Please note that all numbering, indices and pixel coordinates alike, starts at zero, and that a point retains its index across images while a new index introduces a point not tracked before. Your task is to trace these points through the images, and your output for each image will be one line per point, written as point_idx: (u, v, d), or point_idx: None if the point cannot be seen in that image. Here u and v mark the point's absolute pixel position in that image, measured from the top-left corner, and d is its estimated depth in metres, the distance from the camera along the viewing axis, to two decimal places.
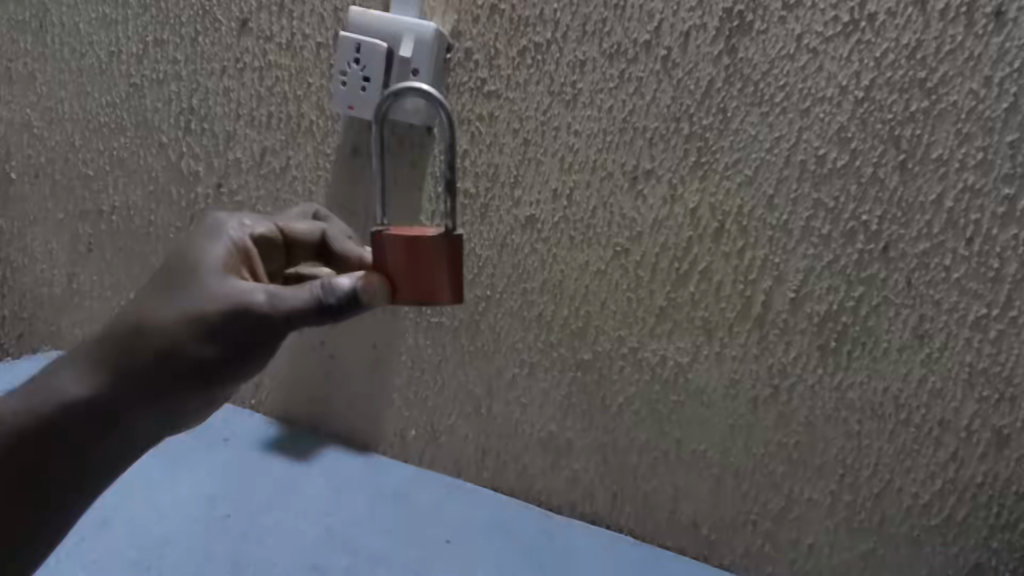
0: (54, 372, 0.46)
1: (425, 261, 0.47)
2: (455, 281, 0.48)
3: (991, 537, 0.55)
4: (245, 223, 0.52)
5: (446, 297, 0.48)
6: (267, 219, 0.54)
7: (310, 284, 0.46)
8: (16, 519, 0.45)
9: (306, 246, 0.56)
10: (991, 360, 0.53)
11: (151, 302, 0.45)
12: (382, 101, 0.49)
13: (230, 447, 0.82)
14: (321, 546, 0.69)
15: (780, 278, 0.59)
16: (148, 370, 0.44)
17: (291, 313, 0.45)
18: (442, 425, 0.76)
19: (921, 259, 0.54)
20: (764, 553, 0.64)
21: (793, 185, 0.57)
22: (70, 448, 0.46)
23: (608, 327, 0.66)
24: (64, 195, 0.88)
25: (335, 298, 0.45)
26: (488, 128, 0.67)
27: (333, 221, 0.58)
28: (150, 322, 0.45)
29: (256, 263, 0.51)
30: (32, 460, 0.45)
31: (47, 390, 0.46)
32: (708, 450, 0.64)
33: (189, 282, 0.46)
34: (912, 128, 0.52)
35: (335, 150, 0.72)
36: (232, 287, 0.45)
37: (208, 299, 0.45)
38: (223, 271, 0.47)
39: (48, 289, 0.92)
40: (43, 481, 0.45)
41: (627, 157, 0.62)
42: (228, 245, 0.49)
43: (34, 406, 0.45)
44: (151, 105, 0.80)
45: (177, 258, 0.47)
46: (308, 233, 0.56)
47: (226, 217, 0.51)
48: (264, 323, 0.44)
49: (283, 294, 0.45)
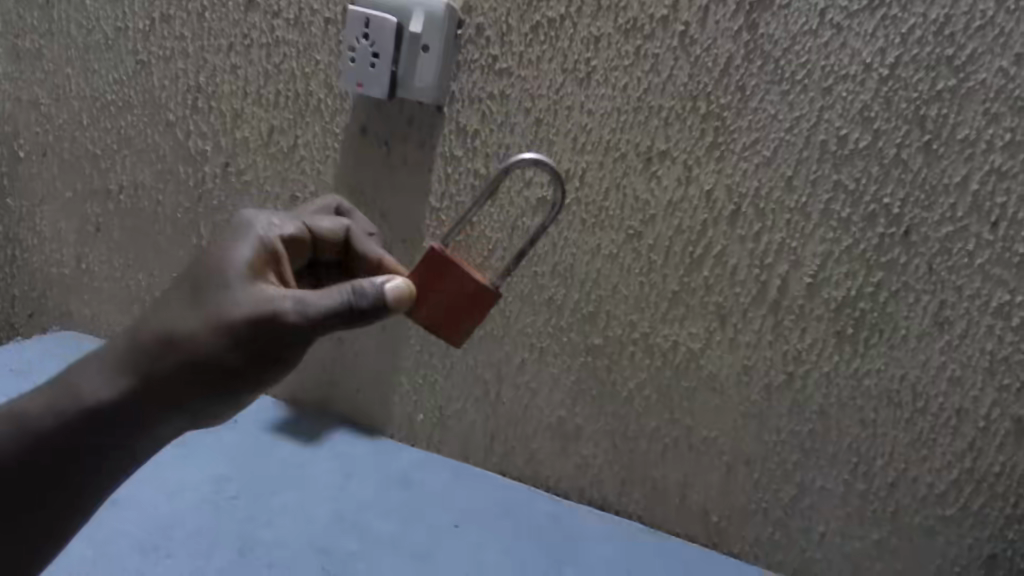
0: (86, 369, 0.46)
1: (458, 298, 0.51)
2: (470, 330, 0.52)
3: (1007, 527, 0.55)
4: (272, 222, 0.51)
5: (450, 340, 0.52)
6: (294, 218, 0.53)
7: (338, 287, 0.45)
8: (34, 515, 0.45)
9: (332, 244, 0.56)
10: (1013, 348, 0.53)
11: (180, 308, 0.45)
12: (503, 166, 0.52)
13: (239, 428, 0.81)
14: (330, 530, 0.68)
15: (797, 262, 0.57)
16: (174, 373, 0.45)
17: (320, 319, 0.44)
18: (450, 409, 0.75)
19: (943, 244, 0.53)
20: (775, 541, 0.64)
21: (813, 167, 0.55)
22: (94, 448, 0.45)
23: (620, 311, 0.65)
24: (72, 174, 0.87)
25: (364, 305, 0.44)
26: (499, 107, 0.65)
27: (357, 217, 0.58)
28: (179, 329, 0.45)
29: (283, 262, 0.50)
30: (60, 457, 0.45)
31: (80, 389, 0.46)
32: (720, 437, 0.64)
33: (218, 287, 0.45)
34: (938, 107, 0.51)
35: (345, 128, 0.71)
36: (260, 294, 0.45)
37: (235, 307, 0.44)
38: (249, 276, 0.46)
39: (57, 270, 0.92)
40: (70, 483, 0.45)
41: (642, 137, 0.60)
42: (254, 247, 0.48)
43: (62, 403, 0.45)
44: (158, 83, 0.79)
45: (206, 260, 0.47)
46: (333, 230, 0.56)
47: (254, 216, 0.51)
48: (293, 332, 0.44)
49: (310, 300, 0.44)
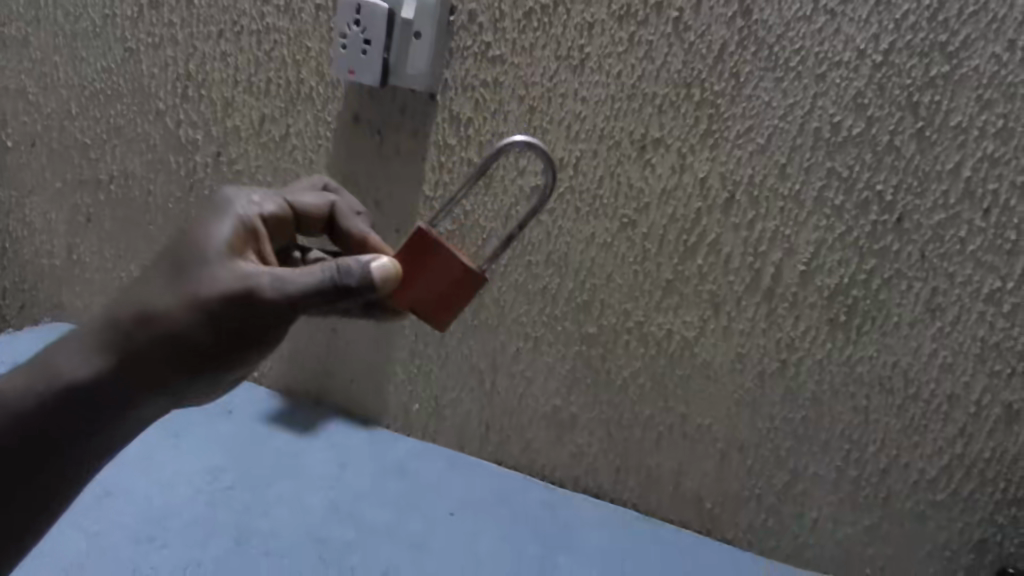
0: (62, 349, 0.46)
1: (443, 281, 0.51)
2: (456, 315, 0.52)
3: (997, 512, 0.56)
4: (253, 200, 0.51)
5: (436, 323, 0.52)
6: (276, 195, 0.53)
7: (321, 265, 0.45)
8: (19, 500, 0.45)
9: (316, 220, 0.56)
10: (1004, 334, 0.53)
11: (156, 285, 0.45)
12: (487, 159, 0.51)
13: (233, 418, 0.81)
14: (327, 519, 0.69)
15: (790, 250, 0.58)
16: (152, 350, 0.45)
17: (299, 297, 0.44)
18: (445, 399, 0.75)
19: (936, 231, 0.53)
20: (768, 527, 0.64)
21: (806, 154, 0.55)
22: (81, 432, 0.46)
23: (614, 300, 0.65)
24: (61, 164, 0.86)
25: (346, 284, 0.44)
26: (492, 95, 0.64)
27: (342, 194, 0.58)
28: (155, 305, 0.45)
29: (264, 241, 0.50)
30: (44, 438, 0.45)
31: (54, 368, 0.45)
32: (714, 425, 0.64)
33: (195, 263, 0.45)
34: (931, 94, 0.51)
35: (337, 116, 0.70)
36: (237, 271, 0.45)
37: (212, 283, 0.44)
38: (228, 253, 0.46)
39: (48, 261, 0.91)
40: (55, 465, 0.45)
41: (636, 125, 0.60)
42: (234, 224, 0.48)
43: (39, 385, 0.45)
44: (147, 71, 0.78)
45: (185, 238, 0.46)
46: (317, 206, 0.56)
47: (234, 193, 0.50)
48: (271, 309, 0.44)
49: (290, 278, 0.44)
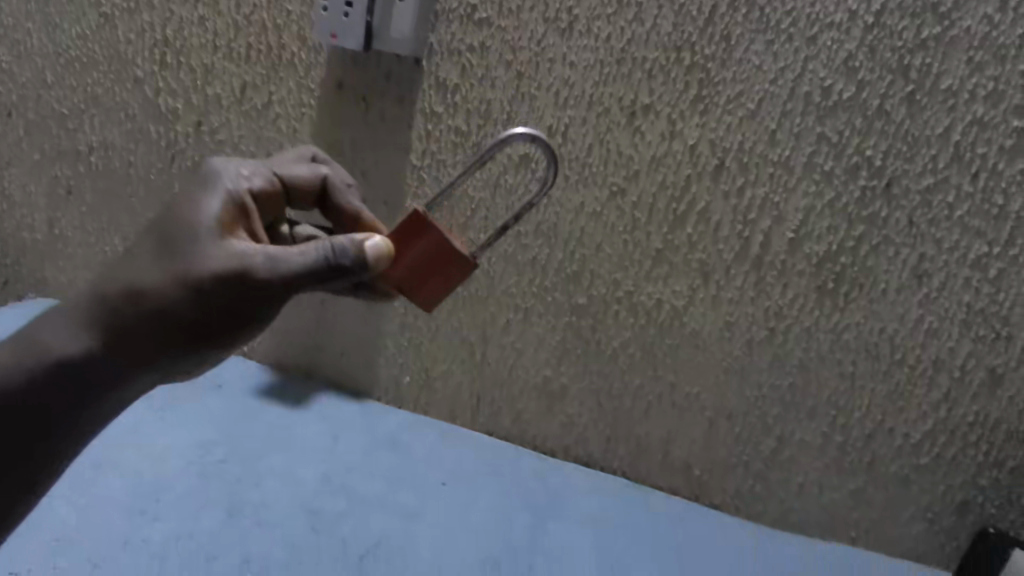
0: (50, 324, 0.46)
1: (432, 265, 0.50)
2: (442, 298, 0.52)
3: (978, 474, 0.57)
4: (243, 173, 0.50)
5: (421, 304, 0.52)
6: (265, 168, 0.52)
7: (314, 245, 0.45)
8: (18, 471, 0.45)
9: (307, 192, 0.55)
10: (989, 300, 0.54)
11: (146, 263, 0.45)
12: (485, 147, 0.50)
13: (223, 394, 0.80)
14: (319, 491, 0.69)
15: (779, 217, 0.57)
16: (142, 328, 0.44)
17: (292, 277, 0.44)
18: (436, 371, 0.75)
19: (924, 196, 0.53)
20: (755, 492, 0.65)
21: (797, 119, 0.55)
22: (71, 407, 0.46)
23: (604, 270, 0.65)
24: (38, 135, 0.84)
25: (341, 263, 0.45)
26: (479, 60, 0.63)
27: (334, 166, 0.57)
28: (145, 283, 0.44)
29: (254, 217, 0.49)
30: (33, 412, 0.45)
31: (43, 343, 0.45)
32: (702, 393, 0.64)
33: (185, 240, 0.45)
34: (923, 56, 0.51)
35: (320, 83, 0.69)
36: (230, 250, 0.44)
37: (205, 262, 0.44)
38: (219, 231, 0.45)
39: (28, 235, 0.89)
40: (46, 439, 0.45)
41: (625, 91, 0.59)
42: (225, 199, 0.47)
43: (28, 360, 0.45)
44: (123, 37, 0.76)
45: (174, 214, 0.46)
46: (308, 179, 0.55)
47: (223, 166, 0.49)
48: (265, 290, 0.44)
49: (285, 258, 0.44)
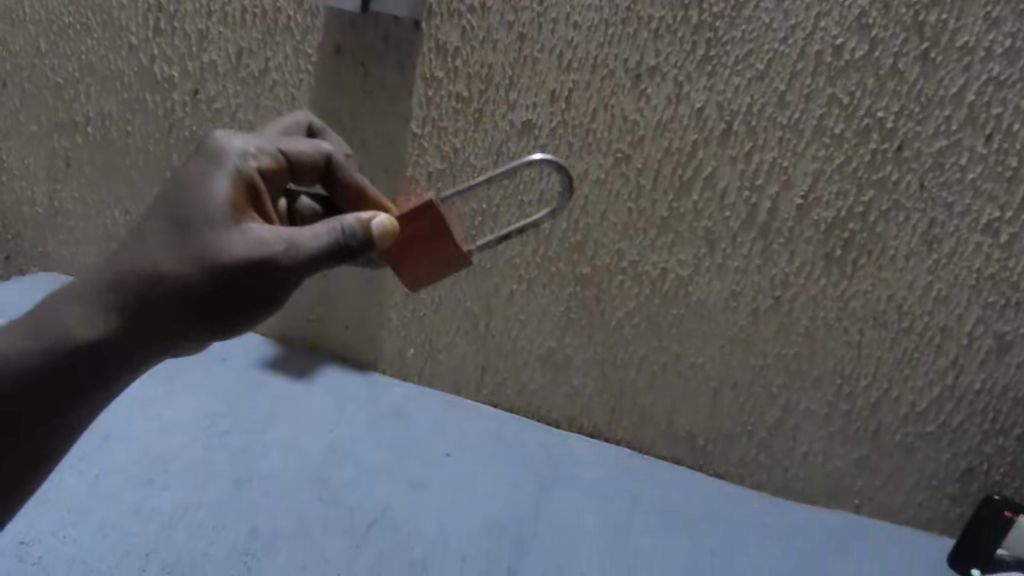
0: (58, 305, 0.45)
1: (432, 249, 0.51)
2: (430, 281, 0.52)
3: (984, 442, 0.57)
4: (250, 152, 0.47)
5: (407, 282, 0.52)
6: (270, 143, 0.49)
7: (326, 223, 0.45)
8: (20, 451, 0.45)
9: (312, 167, 0.52)
10: (1000, 266, 0.53)
11: (157, 245, 0.44)
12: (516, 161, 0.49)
13: (228, 367, 0.80)
14: (325, 461, 0.69)
15: (787, 183, 0.56)
16: (156, 309, 0.44)
17: (309, 260, 0.44)
18: (440, 343, 0.75)
19: (936, 159, 0.52)
20: (759, 462, 0.65)
21: (807, 79, 0.53)
22: (78, 388, 0.45)
23: (608, 239, 0.64)
24: (34, 105, 0.83)
25: (354, 244, 0.45)
26: (480, 21, 0.61)
27: (331, 136, 0.57)
28: (158, 267, 0.44)
29: (264, 196, 0.47)
30: (39, 392, 0.44)
31: (52, 324, 0.45)
32: (707, 363, 0.64)
33: (198, 223, 0.44)
34: (938, 12, 0.49)
35: (318, 49, 0.67)
36: (252, 237, 0.44)
37: (224, 248, 0.44)
38: (232, 215, 0.45)
39: (27, 209, 0.89)
40: (49, 417, 0.45)
41: (631, 52, 0.58)
42: (234, 181, 0.46)
43: (34, 339, 0.44)
44: (117, 3, 0.75)
45: (184, 195, 0.45)
46: (312, 153, 0.52)
47: (229, 143, 0.47)
48: (285, 274, 0.44)
49: (302, 240, 0.44)
